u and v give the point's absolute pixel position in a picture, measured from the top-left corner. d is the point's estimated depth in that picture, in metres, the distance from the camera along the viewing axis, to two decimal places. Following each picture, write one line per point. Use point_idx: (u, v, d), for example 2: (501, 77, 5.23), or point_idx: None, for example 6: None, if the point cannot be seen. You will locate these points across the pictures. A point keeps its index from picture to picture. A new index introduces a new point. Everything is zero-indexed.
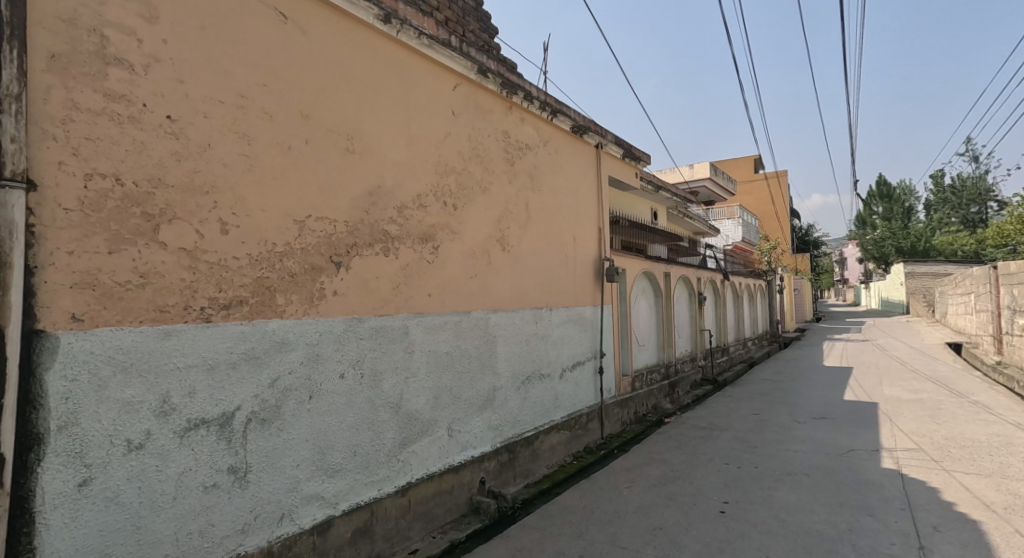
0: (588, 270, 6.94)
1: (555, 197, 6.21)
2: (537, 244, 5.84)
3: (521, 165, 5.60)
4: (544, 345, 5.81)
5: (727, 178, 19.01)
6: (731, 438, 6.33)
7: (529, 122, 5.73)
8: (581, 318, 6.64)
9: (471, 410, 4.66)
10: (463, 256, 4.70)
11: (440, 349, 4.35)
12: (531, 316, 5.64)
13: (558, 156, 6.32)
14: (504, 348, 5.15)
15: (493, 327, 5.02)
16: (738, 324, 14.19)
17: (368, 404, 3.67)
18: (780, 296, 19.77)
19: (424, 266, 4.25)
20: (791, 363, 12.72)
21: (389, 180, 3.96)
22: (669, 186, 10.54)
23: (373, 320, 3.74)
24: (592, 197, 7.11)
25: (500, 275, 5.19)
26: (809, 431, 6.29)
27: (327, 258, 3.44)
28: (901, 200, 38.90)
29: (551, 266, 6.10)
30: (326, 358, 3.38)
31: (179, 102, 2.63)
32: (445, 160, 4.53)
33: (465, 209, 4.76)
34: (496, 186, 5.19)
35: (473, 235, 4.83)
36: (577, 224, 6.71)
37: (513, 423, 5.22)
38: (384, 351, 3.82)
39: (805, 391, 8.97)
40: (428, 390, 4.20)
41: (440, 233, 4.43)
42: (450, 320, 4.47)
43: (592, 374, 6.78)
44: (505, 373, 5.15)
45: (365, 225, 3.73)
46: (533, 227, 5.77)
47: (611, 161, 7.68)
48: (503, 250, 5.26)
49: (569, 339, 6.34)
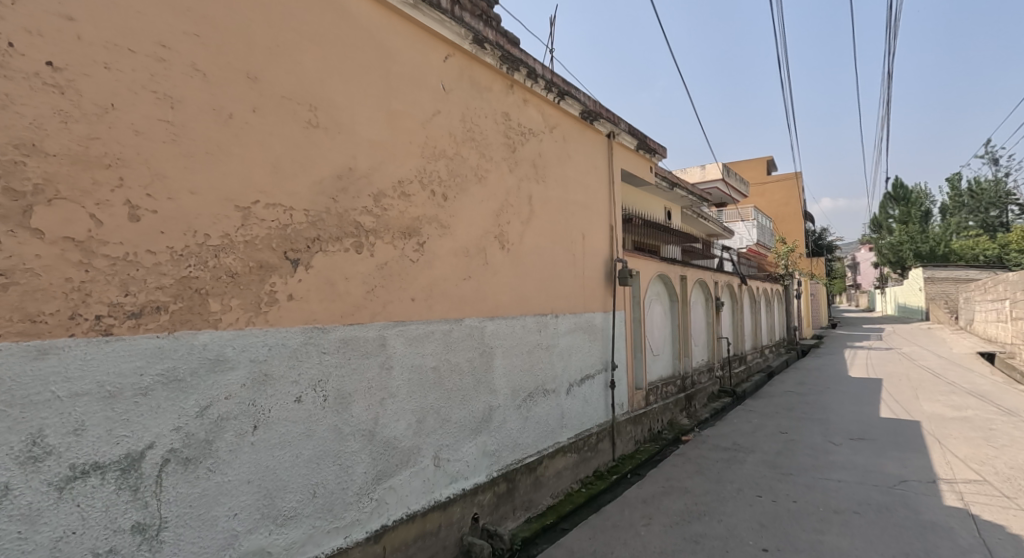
0: (598, 272, 6.27)
1: (562, 191, 5.56)
2: (541, 242, 5.19)
3: (523, 153, 4.95)
4: (549, 357, 5.16)
5: (741, 180, 18.30)
6: (759, 462, 5.63)
7: (533, 104, 5.09)
8: (590, 326, 5.97)
9: (462, 435, 4.01)
10: (455, 256, 4.06)
11: (426, 364, 3.71)
12: (534, 324, 4.98)
13: (566, 144, 5.67)
14: (501, 361, 4.50)
15: (489, 337, 4.38)
16: (755, 331, 13.43)
17: (333, 434, 3.03)
18: (797, 302, 18.97)
19: (407, 266, 3.61)
20: (813, 373, 11.94)
21: (365, 163, 3.33)
22: (685, 183, 9.86)
23: (341, 330, 3.11)
24: (603, 192, 6.45)
25: (498, 277, 4.54)
26: (849, 456, 5.57)
27: (280, 255, 2.81)
28: (919, 204, 37.84)
29: (557, 267, 5.44)
30: (277, 378, 2.74)
31: (67, 46, 2.01)
32: (434, 142, 3.89)
33: (458, 201, 4.12)
34: (495, 175, 4.55)
35: (466, 231, 4.19)
36: (586, 221, 6.04)
37: (512, 447, 4.56)
38: (354, 368, 3.18)
39: (835, 405, 8.23)
40: (410, 413, 3.56)
41: (427, 228, 3.79)
42: (437, 329, 3.83)
43: (603, 388, 6.11)
44: (503, 390, 4.50)
45: (331, 216, 3.10)
46: (537, 223, 5.11)
47: (623, 152, 7.02)
48: (503, 248, 4.61)
49: (577, 350, 5.68)
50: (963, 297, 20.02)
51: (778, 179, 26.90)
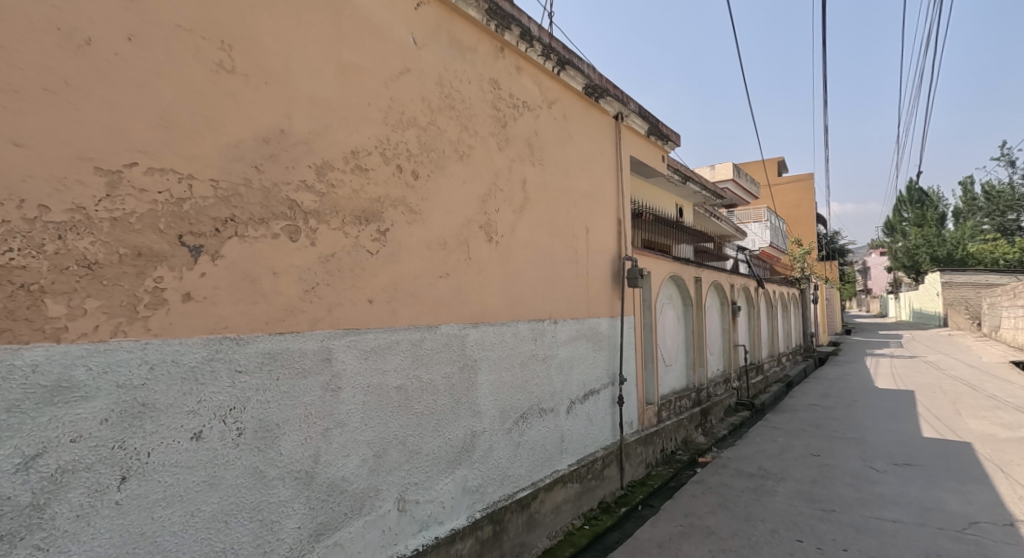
0: (604, 272, 5.53)
1: (562, 177, 4.83)
2: (537, 235, 4.46)
3: (516, 130, 4.23)
4: (545, 371, 4.42)
5: (752, 181, 17.46)
6: (792, 493, 4.85)
7: (528, 73, 4.37)
8: (594, 333, 5.23)
9: (434, 470, 3.27)
10: (426, 248, 3.33)
11: (386, 383, 2.98)
12: (528, 332, 4.25)
13: (568, 123, 4.94)
14: (486, 377, 3.76)
15: (471, 348, 3.65)
16: (772, 337, 12.62)
17: (251, 480, 2.28)
18: (814, 307, 18.11)
19: (363, 260, 2.89)
20: (837, 383, 11.11)
21: (306, 125, 2.60)
22: (698, 177, 9.11)
23: (265, 342, 2.37)
24: (609, 181, 5.71)
25: (482, 275, 3.81)
26: (898, 488, 4.77)
27: (171, 240, 2.06)
28: (933, 206, 36.84)
29: (556, 266, 4.71)
30: (164, 410, 1.99)
31: None
32: (402, 108, 3.17)
33: (433, 181, 3.40)
34: (480, 153, 3.83)
35: (442, 219, 3.47)
36: (590, 213, 5.31)
37: (499, 480, 3.82)
38: (284, 391, 2.44)
39: (869, 422, 7.40)
40: (364, 446, 2.82)
41: (389, 213, 3.07)
42: (402, 340, 3.11)
43: (609, 405, 5.36)
44: (488, 411, 3.76)
45: (253, 191, 2.36)
46: (531, 213, 4.38)
47: (633, 137, 6.28)
48: (489, 242, 3.88)
49: (579, 361, 4.93)
50: (987, 302, 19.09)
51: (789, 180, 26.07)
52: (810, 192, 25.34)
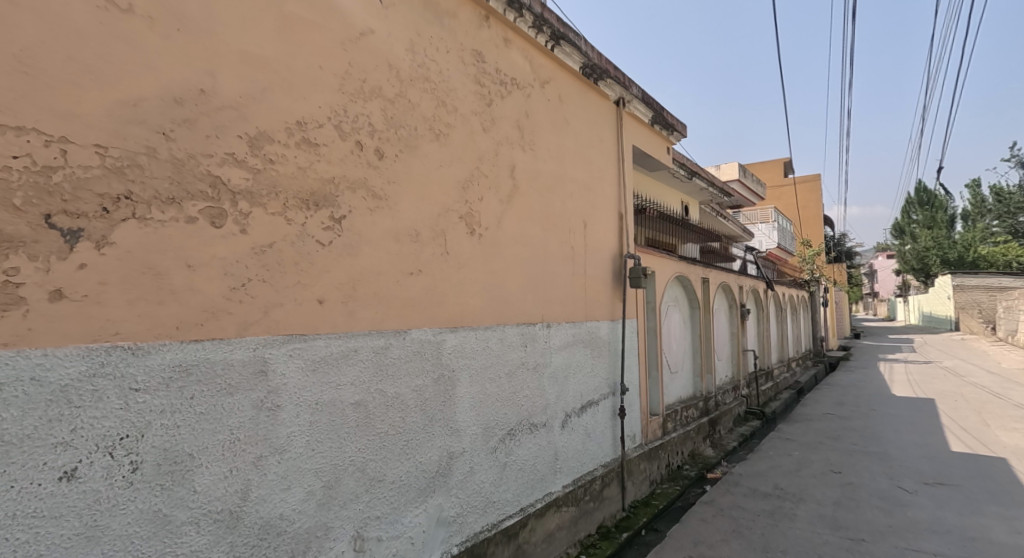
0: (603, 271, 5.06)
1: (555, 165, 4.38)
2: (527, 229, 4.01)
3: (503, 110, 3.77)
4: (536, 381, 3.96)
5: (758, 183, 16.80)
6: (814, 517, 4.34)
7: (518, 47, 3.92)
8: (592, 339, 4.77)
9: (401, 500, 2.80)
10: (393, 239, 2.87)
11: (341, 399, 2.52)
12: (516, 338, 3.80)
13: (563, 106, 4.49)
14: (465, 390, 3.30)
15: (447, 356, 3.19)
16: (782, 342, 12.09)
17: (151, 528, 1.80)
18: (823, 310, 17.55)
19: (312, 252, 2.43)
20: (851, 390, 10.58)
21: (236, 84, 2.13)
22: (705, 172, 8.63)
23: (175, 352, 1.90)
24: (608, 172, 5.26)
25: (461, 273, 3.35)
26: (933, 513, 4.26)
27: (36, 220, 1.60)
28: (943, 208, 36.21)
29: (548, 263, 4.25)
30: (16, 443, 1.52)
31: None
32: (363, 75, 2.72)
33: (402, 163, 2.94)
34: (460, 133, 3.38)
35: (413, 207, 3.01)
36: (587, 207, 4.86)
37: (481, 507, 3.35)
38: (202, 413, 1.96)
39: (891, 434, 6.87)
40: (311, 476, 2.35)
41: (346, 197, 2.61)
42: (361, 347, 2.65)
43: (608, 417, 4.90)
44: (468, 428, 3.30)
45: (160, 162, 1.89)
46: (519, 204, 3.93)
47: (635, 125, 5.81)
48: (469, 235, 3.43)
49: (575, 370, 4.47)
50: (1003, 305, 18.46)
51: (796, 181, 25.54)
52: (817, 192, 24.80)
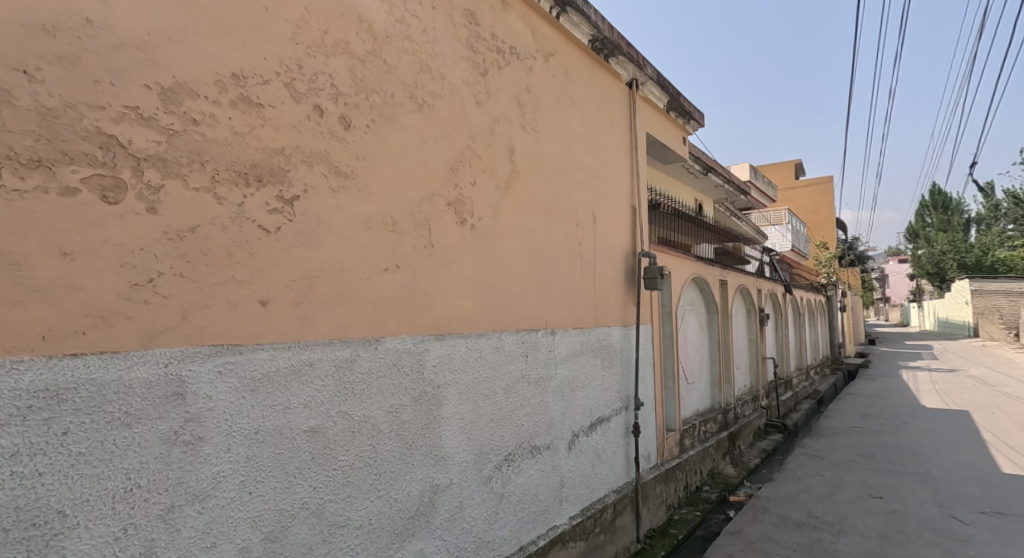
0: (614, 271, 4.53)
1: (559, 151, 3.88)
2: (527, 221, 3.50)
3: (500, 83, 3.27)
4: (538, 397, 3.43)
5: (772, 188, 15.95)
6: (859, 553, 3.78)
7: (517, 12, 3.43)
8: (602, 348, 4.24)
9: (370, 548, 2.27)
10: (361, 228, 2.36)
11: (291, 427, 1.99)
12: (514, 348, 3.27)
13: (568, 83, 3.99)
14: (452, 409, 2.78)
15: (430, 370, 2.67)
16: (800, 349, 11.49)
17: None
18: (840, 315, 16.90)
19: (254, 240, 1.92)
20: (876, 401, 9.95)
21: (142, 16, 1.63)
22: (721, 167, 8.11)
23: (38, 373, 1.39)
24: (620, 160, 4.74)
25: (448, 271, 2.84)
26: (999, 552, 3.67)
27: None
28: (958, 211, 35.39)
29: (553, 261, 3.74)
30: None
31: None
32: (324, 25, 2.21)
33: (375, 137, 2.44)
34: (449, 106, 2.88)
35: (388, 189, 2.50)
36: (596, 199, 4.34)
37: (472, 549, 2.82)
38: (79, 454, 1.45)
39: (931, 452, 6.27)
40: (247, 529, 1.83)
41: (299, 173, 2.10)
42: (319, 361, 2.13)
43: (620, 435, 4.38)
44: (456, 456, 2.78)
45: (17, 110, 1.39)
46: (519, 192, 3.42)
47: (648, 110, 5.30)
48: (459, 225, 2.92)
49: (583, 383, 3.95)
50: None
51: (807, 183, 24.91)
52: (829, 195, 24.19)
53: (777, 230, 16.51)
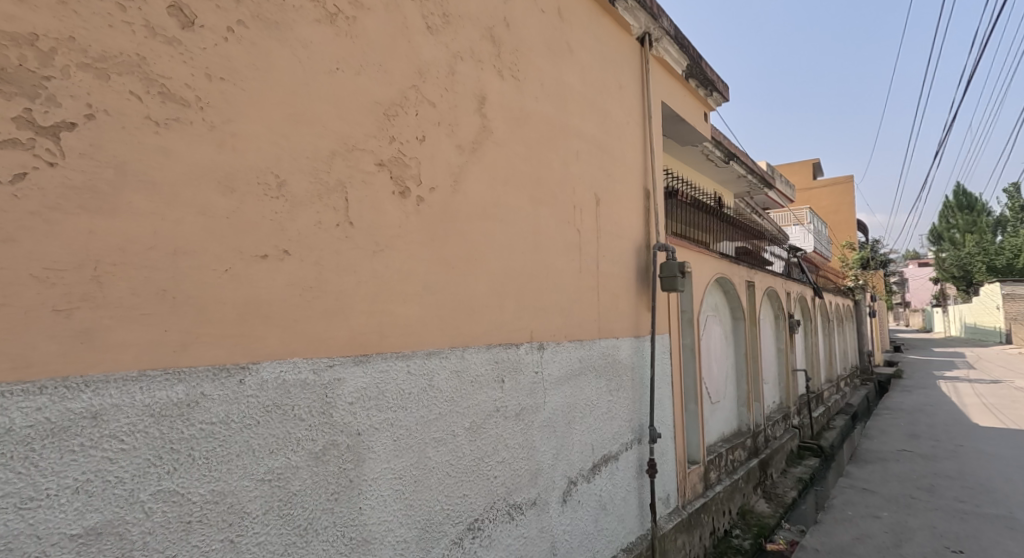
0: (624, 267, 3.62)
1: (550, 112, 3.00)
2: (503, 199, 2.61)
3: (464, 8, 2.40)
4: (516, 438, 2.54)
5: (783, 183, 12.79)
6: None
7: None
8: (608, 365, 3.33)
9: None
10: (217, 190, 1.48)
11: (36, 538, 1.11)
12: (481, 371, 2.40)
13: (561, 24, 3.11)
14: (380, 467, 1.90)
15: (342, 410, 1.78)
16: (829, 358, 10.47)
17: None
18: (867, 320, 15.81)
19: None
20: (920, 418, 8.90)
21: None
22: (745, 154, 7.17)
23: None
24: (630, 130, 3.84)
25: (377, 262, 1.96)
26: None
27: None
28: (985, 212, 33.89)
29: (541, 254, 2.84)
30: None
31: None
32: None
33: (245, 48, 1.56)
34: (382, 24, 2.01)
35: (270, 135, 1.62)
36: (600, 178, 3.44)
37: None
38: None
39: (1006, 486, 5.27)
40: None
41: (75, 84, 1.21)
42: (114, 411, 1.24)
43: (632, 475, 3.47)
44: (387, 536, 1.89)
45: None
46: (492, 159, 2.54)
47: (663, 75, 4.41)
48: (396, 197, 2.04)
49: (582, 412, 3.06)
50: None
51: (826, 182, 23.71)
52: (851, 195, 23.04)
53: (799, 229, 15.43)
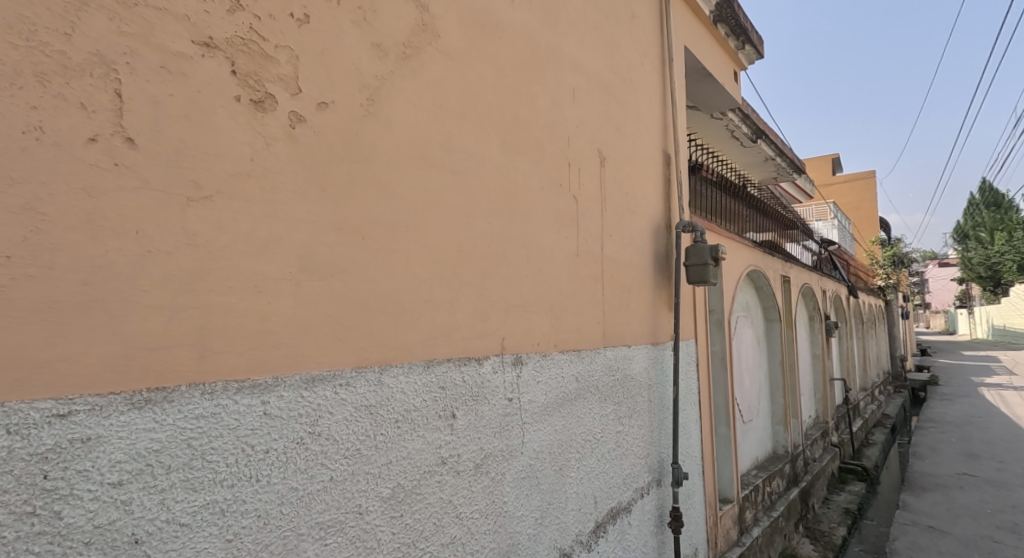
0: (638, 251, 2.72)
1: (534, 27, 2.12)
2: (456, 139, 1.74)
3: None
4: (471, 505, 1.66)
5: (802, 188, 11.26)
6: None
7: None
8: (617, 384, 2.44)
9: None
10: None
11: None
12: (414, 405, 1.51)
13: None
14: None
15: (90, 504, 0.90)
16: (863, 364, 9.46)
17: None
18: (898, 322, 14.74)
19: None
20: (973, 432, 7.88)
21: None
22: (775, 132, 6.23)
23: None
24: (646, 72, 2.94)
25: (194, 218, 1.08)
26: None
27: None
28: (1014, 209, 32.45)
29: (518, 227, 1.96)
30: None
31: None
32: None
33: None
34: None
35: None
36: (605, 129, 2.54)
37: None
38: None
39: None
40: None
41: None
42: None
43: (649, 531, 2.57)
44: None
45: None
46: (437, 79, 1.67)
47: (685, 14, 3.51)
48: (237, 110, 1.16)
49: (579, 452, 2.16)
50: None
51: (847, 178, 22.54)
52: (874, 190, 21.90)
53: (823, 226, 14.40)
